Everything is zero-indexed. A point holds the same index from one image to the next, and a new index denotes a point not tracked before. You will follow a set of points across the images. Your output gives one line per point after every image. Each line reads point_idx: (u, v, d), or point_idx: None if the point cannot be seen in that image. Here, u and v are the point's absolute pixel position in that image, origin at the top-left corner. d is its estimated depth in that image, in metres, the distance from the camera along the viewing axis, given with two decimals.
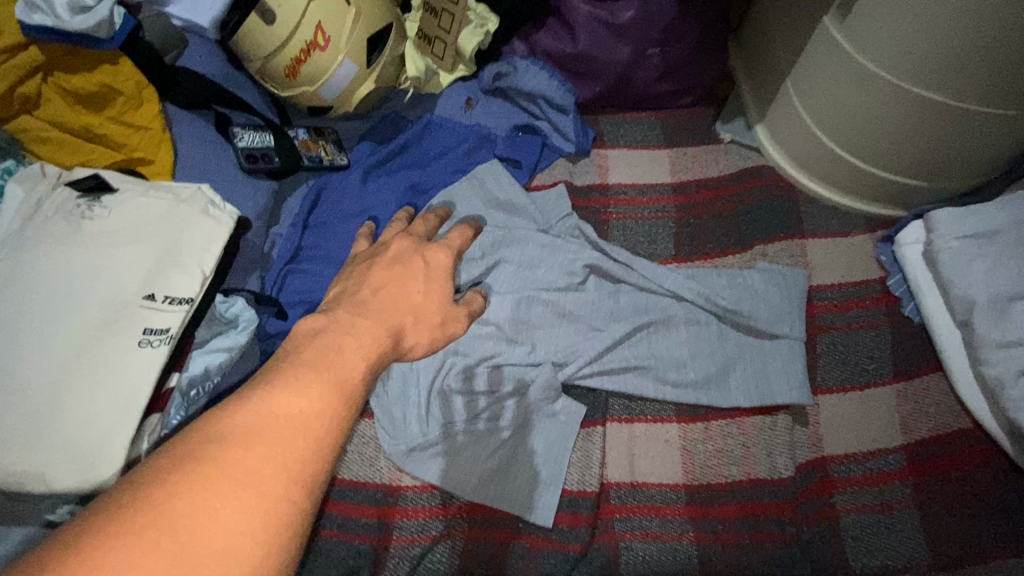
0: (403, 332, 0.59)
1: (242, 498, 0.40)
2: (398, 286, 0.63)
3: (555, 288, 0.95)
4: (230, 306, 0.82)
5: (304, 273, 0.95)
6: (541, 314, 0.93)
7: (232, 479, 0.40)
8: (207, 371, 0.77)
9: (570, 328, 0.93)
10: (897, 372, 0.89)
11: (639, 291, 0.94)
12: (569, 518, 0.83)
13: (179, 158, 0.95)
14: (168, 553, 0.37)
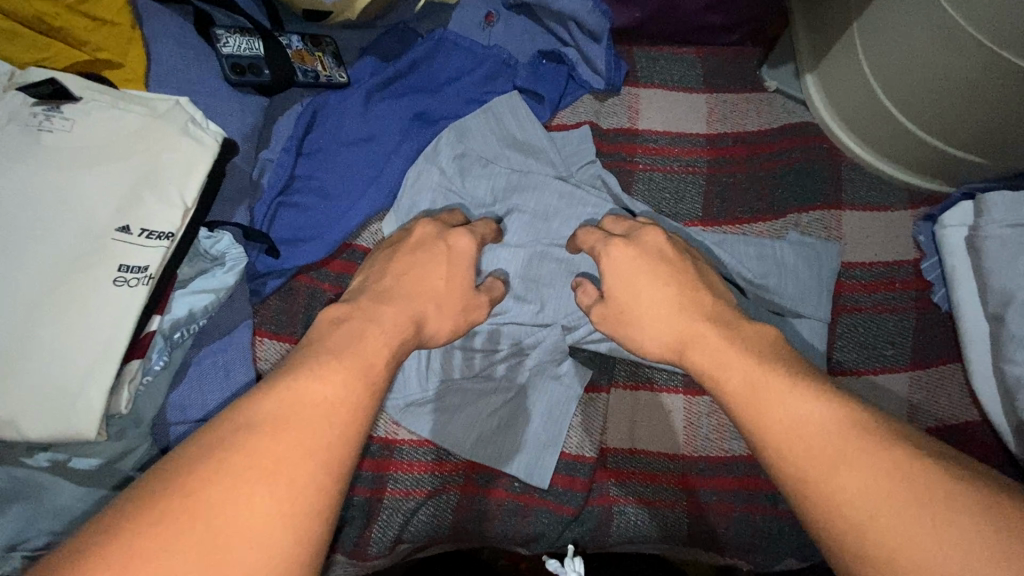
0: (426, 319, 0.68)
1: (273, 482, 0.46)
2: (419, 270, 0.71)
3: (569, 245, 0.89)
4: (216, 243, 0.74)
5: (298, 207, 0.87)
6: (553, 272, 0.87)
7: (266, 464, 0.47)
8: (192, 314, 0.70)
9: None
10: (914, 359, 0.85)
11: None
12: (564, 481, 0.83)
13: (154, 65, 0.83)
14: (202, 535, 0.42)
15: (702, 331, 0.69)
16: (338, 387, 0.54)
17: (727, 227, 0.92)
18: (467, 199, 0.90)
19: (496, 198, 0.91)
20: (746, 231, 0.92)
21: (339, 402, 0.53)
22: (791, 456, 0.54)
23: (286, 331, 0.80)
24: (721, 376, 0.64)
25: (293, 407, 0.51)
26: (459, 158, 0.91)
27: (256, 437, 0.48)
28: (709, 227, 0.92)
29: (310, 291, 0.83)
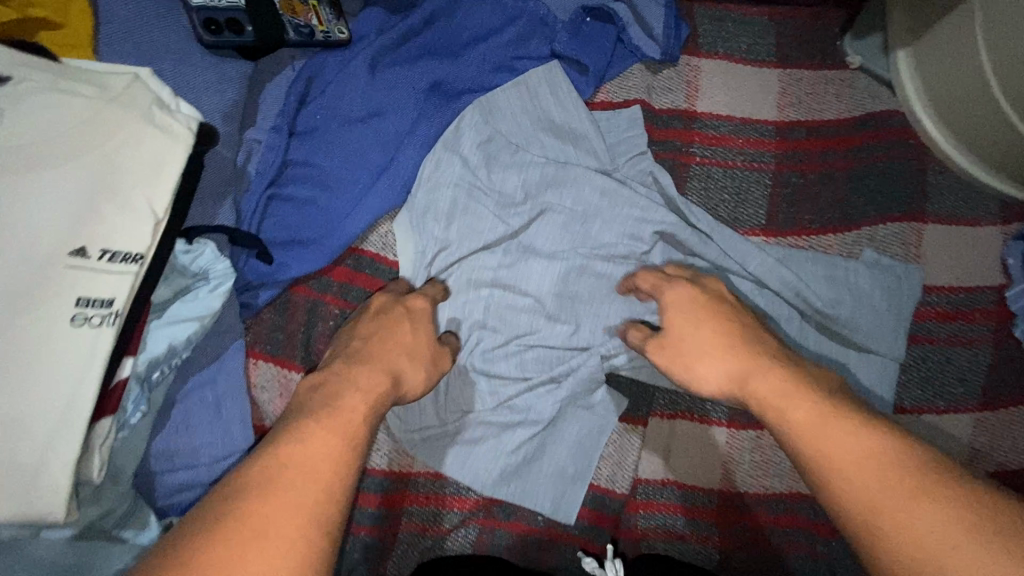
0: (403, 374, 0.60)
1: (262, 548, 0.39)
2: (387, 331, 0.62)
3: (610, 256, 0.77)
4: (196, 257, 0.61)
5: (292, 202, 0.72)
6: (591, 288, 0.75)
7: (253, 530, 0.40)
8: (172, 348, 0.60)
9: (623, 306, 0.76)
10: (985, 399, 0.77)
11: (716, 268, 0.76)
12: (592, 515, 0.78)
13: (108, 25, 0.67)
14: None
15: (758, 370, 0.57)
16: (328, 444, 0.47)
17: (791, 237, 0.80)
18: (493, 195, 0.76)
19: (527, 194, 0.77)
20: (813, 243, 0.80)
21: (331, 465, 0.46)
22: (855, 479, 0.46)
23: (284, 354, 0.70)
24: (779, 409, 0.54)
25: (285, 468, 0.44)
26: (484, 144, 0.76)
27: (245, 505, 0.41)
28: (770, 238, 0.80)
29: (310, 305, 0.71)
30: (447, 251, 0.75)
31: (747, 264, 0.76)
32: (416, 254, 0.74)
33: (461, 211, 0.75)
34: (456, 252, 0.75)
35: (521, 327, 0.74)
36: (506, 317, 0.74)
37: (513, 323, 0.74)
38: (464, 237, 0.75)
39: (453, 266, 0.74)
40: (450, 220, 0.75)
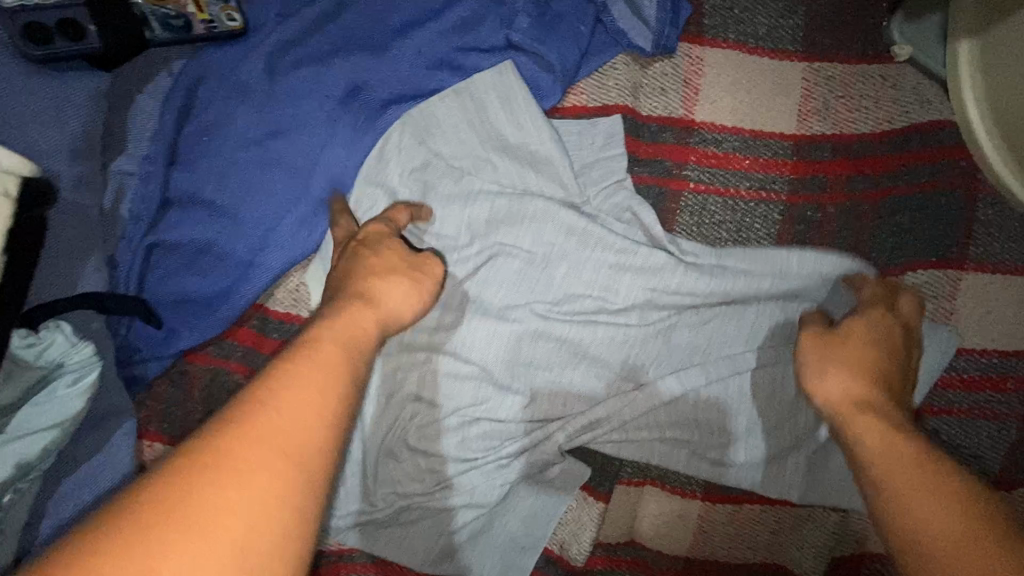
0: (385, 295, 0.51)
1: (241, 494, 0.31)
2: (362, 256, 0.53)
3: (574, 312, 0.63)
4: (44, 349, 0.50)
5: (178, 250, 0.58)
6: (550, 352, 0.63)
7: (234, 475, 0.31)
8: (24, 466, 0.49)
9: (588, 373, 0.64)
10: (1004, 478, 0.65)
11: (700, 324, 0.64)
12: None
13: None
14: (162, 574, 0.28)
15: (849, 383, 0.53)
16: (312, 389, 0.37)
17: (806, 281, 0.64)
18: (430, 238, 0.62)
19: (473, 236, 0.62)
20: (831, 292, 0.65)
21: (318, 399, 0.36)
22: (896, 472, 0.43)
23: (183, 434, 0.60)
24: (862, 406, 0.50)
25: (267, 417, 0.34)
26: (418, 173, 0.61)
27: (218, 453, 0.32)
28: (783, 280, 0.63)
29: (210, 375, 0.60)
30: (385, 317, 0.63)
31: (740, 321, 0.63)
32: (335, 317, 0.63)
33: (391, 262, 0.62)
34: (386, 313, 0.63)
35: (464, 398, 0.63)
36: (443, 386, 0.62)
37: (453, 394, 0.63)
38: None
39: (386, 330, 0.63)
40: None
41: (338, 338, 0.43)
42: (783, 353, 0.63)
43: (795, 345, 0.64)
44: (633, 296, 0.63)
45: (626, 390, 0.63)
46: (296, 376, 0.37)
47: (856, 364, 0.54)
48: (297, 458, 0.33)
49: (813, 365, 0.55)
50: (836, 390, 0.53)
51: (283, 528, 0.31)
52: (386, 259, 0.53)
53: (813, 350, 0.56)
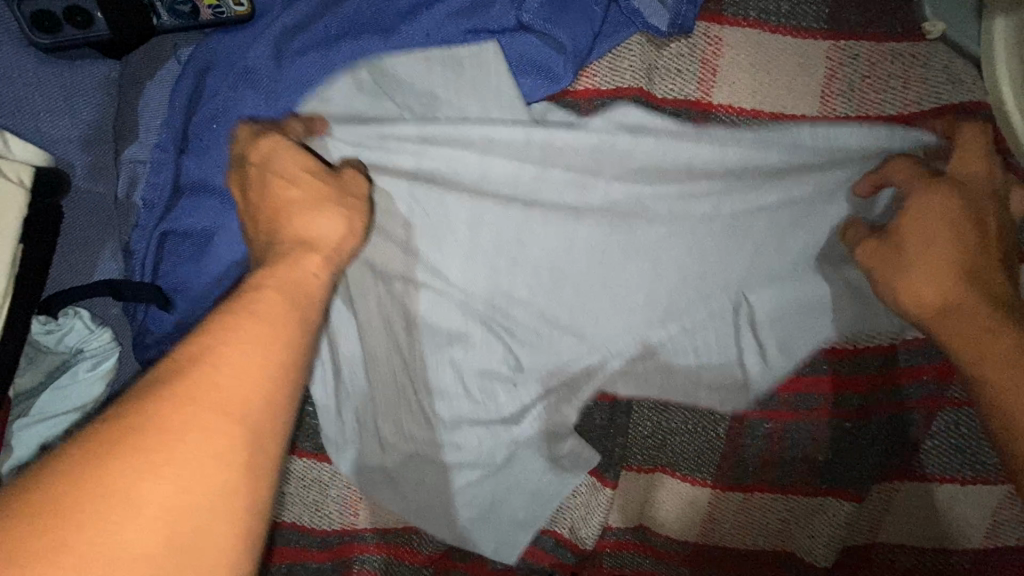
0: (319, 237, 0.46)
1: (186, 466, 0.31)
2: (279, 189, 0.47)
3: (580, 304, 0.62)
4: (62, 336, 0.51)
5: (189, 237, 0.59)
6: (534, 290, 0.61)
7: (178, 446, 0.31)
8: (47, 449, 0.50)
9: (575, 310, 0.63)
10: None
11: (706, 318, 0.63)
12: (553, 561, 0.73)
13: None
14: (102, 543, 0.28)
15: (942, 278, 0.54)
16: (255, 355, 0.35)
17: (816, 273, 0.64)
18: (431, 226, 0.59)
19: (475, 225, 0.59)
20: (843, 282, 0.63)
21: (261, 363, 0.35)
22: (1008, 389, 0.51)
23: None
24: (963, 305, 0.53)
25: (206, 384, 0.33)
26: (418, 163, 0.59)
27: (151, 426, 0.31)
28: (790, 268, 0.63)
29: None
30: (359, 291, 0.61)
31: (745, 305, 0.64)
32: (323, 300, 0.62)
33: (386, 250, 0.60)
34: (376, 299, 0.62)
35: (465, 387, 0.63)
36: (441, 377, 0.62)
37: (452, 382, 0.63)
38: (399, 282, 0.61)
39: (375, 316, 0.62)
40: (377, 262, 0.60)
41: (282, 292, 0.40)
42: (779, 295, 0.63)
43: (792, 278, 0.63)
44: (642, 287, 0.62)
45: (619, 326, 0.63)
46: (236, 333, 0.36)
47: (939, 263, 0.54)
48: (239, 424, 0.33)
49: (888, 276, 0.56)
50: (932, 293, 0.54)
51: (229, 485, 0.32)
52: (308, 189, 0.48)
53: (879, 262, 0.57)
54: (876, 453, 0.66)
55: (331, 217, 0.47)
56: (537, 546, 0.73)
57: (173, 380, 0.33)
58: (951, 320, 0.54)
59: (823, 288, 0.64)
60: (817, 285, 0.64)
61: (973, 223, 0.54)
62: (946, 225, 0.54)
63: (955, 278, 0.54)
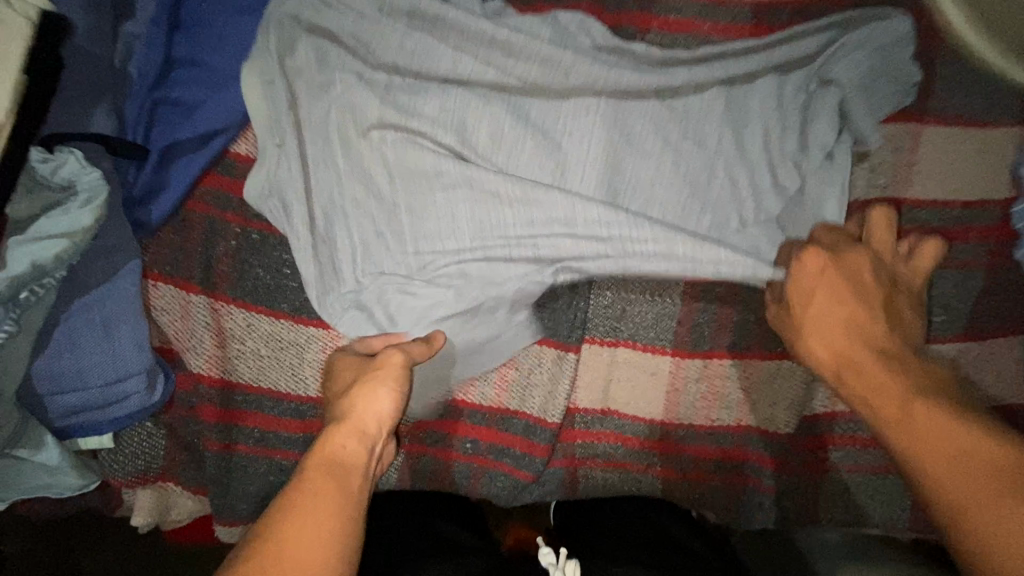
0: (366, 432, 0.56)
1: None
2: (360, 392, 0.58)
3: (561, 158, 0.66)
4: (57, 168, 0.56)
5: (180, 106, 0.65)
6: (506, 141, 0.66)
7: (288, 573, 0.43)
8: (39, 269, 0.54)
9: (542, 166, 0.66)
10: (969, 328, 0.68)
11: (679, 168, 0.66)
12: (524, 445, 0.73)
13: None
14: None
15: (838, 344, 0.59)
16: (323, 512, 0.47)
17: (767, 138, 0.67)
18: (406, 87, 0.65)
19: (446, 95, 0.65)
20: (787, 147, 0.67)
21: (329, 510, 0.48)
22: (951, 490, 0.45)
23: (183, 274, 0.66)
24: (878, 405, 0.53)
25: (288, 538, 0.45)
26: (396, 21, 0.66)
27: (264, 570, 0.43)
28: (742, 126, 0.67)
29: (207, 223, 0.66)
30: (335, 138, 0.65)
31: (707, 172, 0.66)
32: (281, 147, 0.65)
33: (359, 101, 0.64)
34: (350, 153, 0.65)
35: (458, 238, 0.65)
36: (431, 235, 0.65)
37: (438, 232, 0.65)
38: (374, 130, 0.64)
39: (352, 168, 0.65)
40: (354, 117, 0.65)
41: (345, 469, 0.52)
42: (724, 152, 0.66)
43: (737, 140, 0.67)
44: (615, 143, 0.66)
45: (586, 179, 0.66)
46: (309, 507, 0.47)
47: (860, 374, 0.56)
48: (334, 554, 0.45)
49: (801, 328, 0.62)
50: (888, 403, 0.53)
51: None
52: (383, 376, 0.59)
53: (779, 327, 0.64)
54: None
55: (377, 406, 0.58)
56: (507, 431, 0.73)
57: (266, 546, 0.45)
58: (909, 424, 0.50)
59: (767, 152, 0.67)
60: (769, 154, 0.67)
61: (882, 287, 0.61)
62: (855, 294, 0.61)
63: (852, 374, 0.57)
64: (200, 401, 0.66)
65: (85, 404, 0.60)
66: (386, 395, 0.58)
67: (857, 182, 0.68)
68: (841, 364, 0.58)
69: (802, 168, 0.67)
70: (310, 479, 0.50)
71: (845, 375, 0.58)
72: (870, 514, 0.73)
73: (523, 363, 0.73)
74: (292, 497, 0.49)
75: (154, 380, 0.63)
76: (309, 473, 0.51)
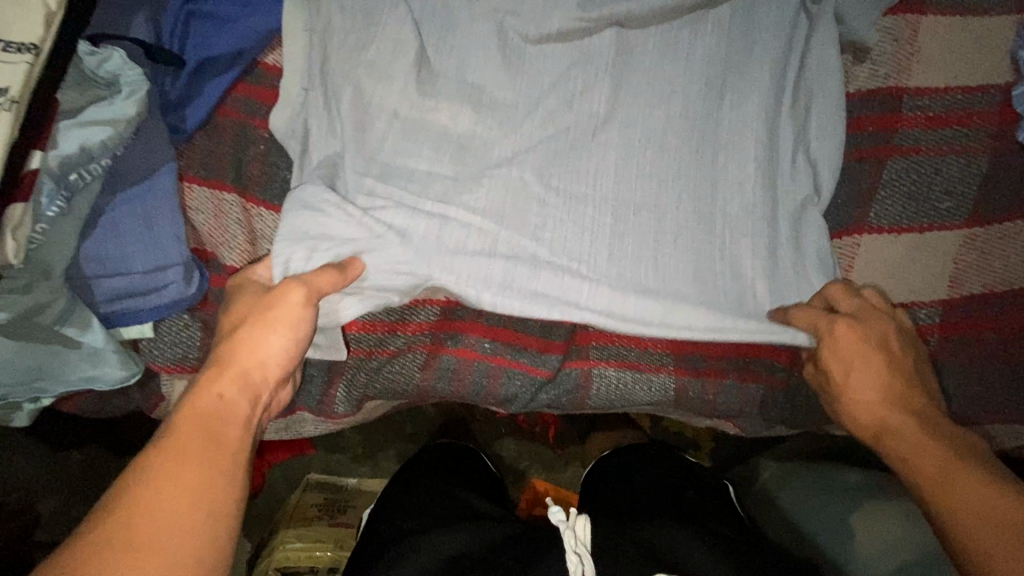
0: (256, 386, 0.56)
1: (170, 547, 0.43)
2: (250, 343, 0.56)
3: (533, 158, 0.68)
4: (102, 62, 0.60)
5: (211, 19, 0.69)
6: (504, 98, 0.68)
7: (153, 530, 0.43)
8: (87, 152, 0.59)
9: (535, 128, 0.68)
10: (975, 213, 0.69)
11: (643, 172, 0.68)
12: (539, 343, 0.76)
13: None
14: None
15: (882, 395, 0.60)
16: (197, 463, 0.48)
17: (735, 124, 0.68)
18: (429, 16, 0.68)
19: (458, 62, 0.68)
20: (787, 79, 0.69)
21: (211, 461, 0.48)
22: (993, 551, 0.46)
23: (216, 176, 0.69)
24: (919, 464, 0.54)
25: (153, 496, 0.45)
26: None
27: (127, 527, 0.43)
28: (715, 118, 0.68)
29: (238, 128, 0.70)
30: (354, 91, 0.66)
31: (700, 123, 0.68)
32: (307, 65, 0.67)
33: (380, 39, 0.66)
34: (365, 95, 0.67)
35: (410, 228, 0.65)
36: (389, 207, 0.65)
37: (401, 206, 0.66)
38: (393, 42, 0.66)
39: (354, 111, 0.66)
40: (381, 74, 0.66)
41: (232, 417, 0.52)
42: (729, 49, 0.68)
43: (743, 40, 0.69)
44: (594, 138, 0.68)
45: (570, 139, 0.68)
46: (174, 457, 0.47)
47: (888, 434, 0.58)
48: (202, 508, 0.46)
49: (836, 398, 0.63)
50: (932, 465, 0.53)
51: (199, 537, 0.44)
52: (283, 324, 0.57)
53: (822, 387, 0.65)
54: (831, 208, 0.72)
55: (264, 351, 0.56)
56: (524, 330, 0.76)
57: (126, 502, 0.44)
58: (959, 491, 0.50)
59: (772, 61, 0.68)
60: (743, 120, 0.68)
61: (897, 361, 0.61)
62: (884, 359, 0.61)
63: (885, 434, 0.58)
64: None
65: (127, 290, 0.64)
66: (276, 336, 0.57)
67: (857, 74, 0.70)
68: (884, 429, 0.58)
69: (802, 76, 0.70)
70: (182, 434, 0.49)
71: (881, 437, 0.59)
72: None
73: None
74: (164, 446, 0.48)
75: (190, 273, 0.66)
76: (176, 426, 0.50)
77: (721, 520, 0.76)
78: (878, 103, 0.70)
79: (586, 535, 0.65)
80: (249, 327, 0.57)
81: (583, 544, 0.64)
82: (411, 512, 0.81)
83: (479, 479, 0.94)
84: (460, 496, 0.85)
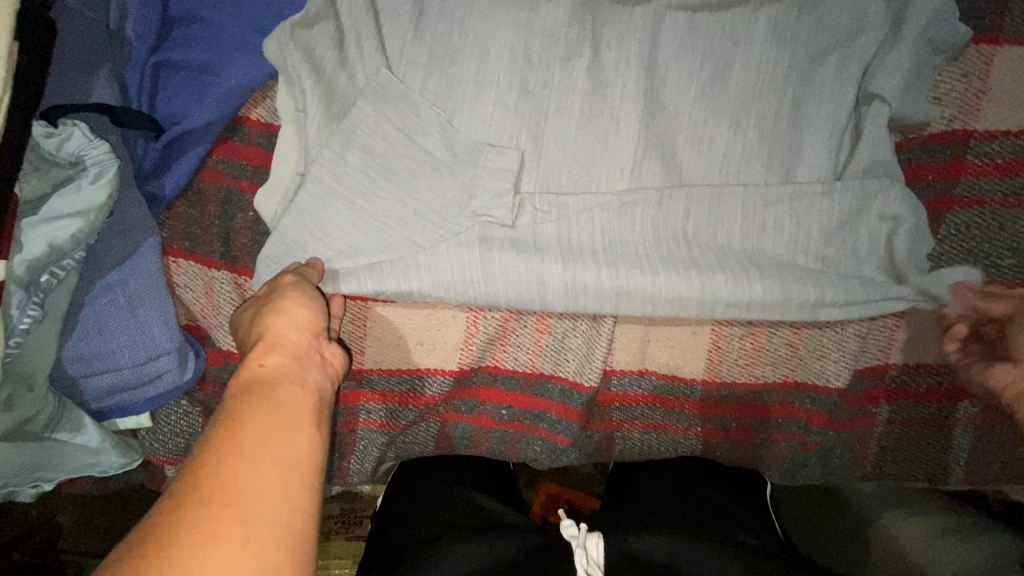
0: (293, 336, 0.52)
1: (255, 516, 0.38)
2: (280, 320, 0.53)
3: (574, 175, 0.62)
4: (62, 142, 0.54)
5: (181, 68, 0.61)
6: (552, 158, 0.61)
7: (233, 510, 0.38)
8: (56, 249, 0.53)
9: (574, 151, 0.61)
10: None
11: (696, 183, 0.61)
12: (559, 409, 0.71)
13: None
14: (237, 529, 0.37)
15: None
16: (286, 449, 0.42)
17: (779, 228, 0.61)
18: (438, 77, 0.60)
19: (476, 145, 0.60)
20: (848, 121, 0.61)
21: (284, 448, 0.42)
22: None
23: (203, 250, 0.63)
24: None
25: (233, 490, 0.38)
26: None
27: (205, 512, 0.37)
28: (756, 221, 0.60)
29: (223, 194, 0.63)
30: (361, 191, 0.60)
31: (754, 183, 0.60)
32: (302, 147, 0.61)
33: (386, 136, 0.60)
34: (367, 204, 0.60)
35: (457, 249, 0.62)
36: (421, 217, 0.60)
37: (440, 239, 0.61)
38: (396, 100, 0.59)
39: (363, 181, 0.60)
40: (391, 181, 0.60)
41: (289, 399, 0.46)
42: (781, 88, 0.59)
43: (797, 77, 0.59)
44: (624, 251, 0.62)
45: (619, 152, 0.61)
46: (259, 452, 0.41)
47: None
48: (291, 480, 0.41)
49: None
50: None
51: (287, 499, 0.40)
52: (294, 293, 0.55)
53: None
54: (905, 265, 0.62)
55: (293, 321, 0.53)
56: (543, 395, 0.71)
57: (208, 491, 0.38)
58: None
59: (826, 114, 0.60)
60: (788, 215, 0.60)
61: None
62: None
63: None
64: (232, 376, 0.64)
65: (115, 385, 0.60)
66: (300, 300, 0.54)
67: (922, 114, 0.62)
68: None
69: (855, 126, 0.62)
70: (244, 404, 0.45)
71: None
72: (918, 469, 0.70)
73: (556, 328, 0.69)
74: (229, 423, 0.43)
75: (184, 359, 0.61)
76: (234, 399, 0.45)
77: (744, 526, 0.70)
78: (941, 150, 0.63)
79: (599, 555, 0.63)
80: (268, 314, 0.54)
81: (595, 564, 0.61)
82: (418, 516, 0.74)
83: (495, 471, 0.83)
84: (464, 493, 0.76)
